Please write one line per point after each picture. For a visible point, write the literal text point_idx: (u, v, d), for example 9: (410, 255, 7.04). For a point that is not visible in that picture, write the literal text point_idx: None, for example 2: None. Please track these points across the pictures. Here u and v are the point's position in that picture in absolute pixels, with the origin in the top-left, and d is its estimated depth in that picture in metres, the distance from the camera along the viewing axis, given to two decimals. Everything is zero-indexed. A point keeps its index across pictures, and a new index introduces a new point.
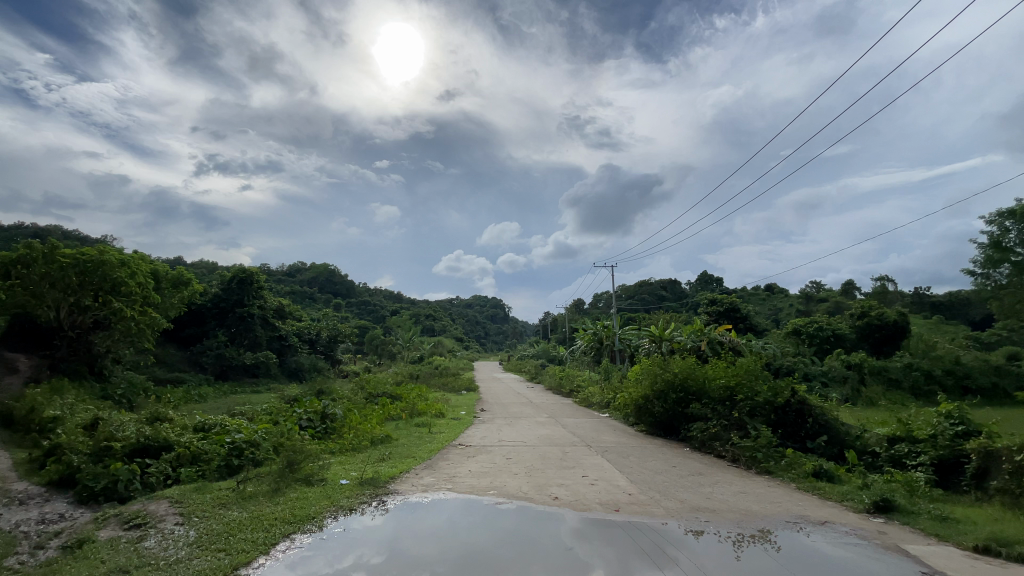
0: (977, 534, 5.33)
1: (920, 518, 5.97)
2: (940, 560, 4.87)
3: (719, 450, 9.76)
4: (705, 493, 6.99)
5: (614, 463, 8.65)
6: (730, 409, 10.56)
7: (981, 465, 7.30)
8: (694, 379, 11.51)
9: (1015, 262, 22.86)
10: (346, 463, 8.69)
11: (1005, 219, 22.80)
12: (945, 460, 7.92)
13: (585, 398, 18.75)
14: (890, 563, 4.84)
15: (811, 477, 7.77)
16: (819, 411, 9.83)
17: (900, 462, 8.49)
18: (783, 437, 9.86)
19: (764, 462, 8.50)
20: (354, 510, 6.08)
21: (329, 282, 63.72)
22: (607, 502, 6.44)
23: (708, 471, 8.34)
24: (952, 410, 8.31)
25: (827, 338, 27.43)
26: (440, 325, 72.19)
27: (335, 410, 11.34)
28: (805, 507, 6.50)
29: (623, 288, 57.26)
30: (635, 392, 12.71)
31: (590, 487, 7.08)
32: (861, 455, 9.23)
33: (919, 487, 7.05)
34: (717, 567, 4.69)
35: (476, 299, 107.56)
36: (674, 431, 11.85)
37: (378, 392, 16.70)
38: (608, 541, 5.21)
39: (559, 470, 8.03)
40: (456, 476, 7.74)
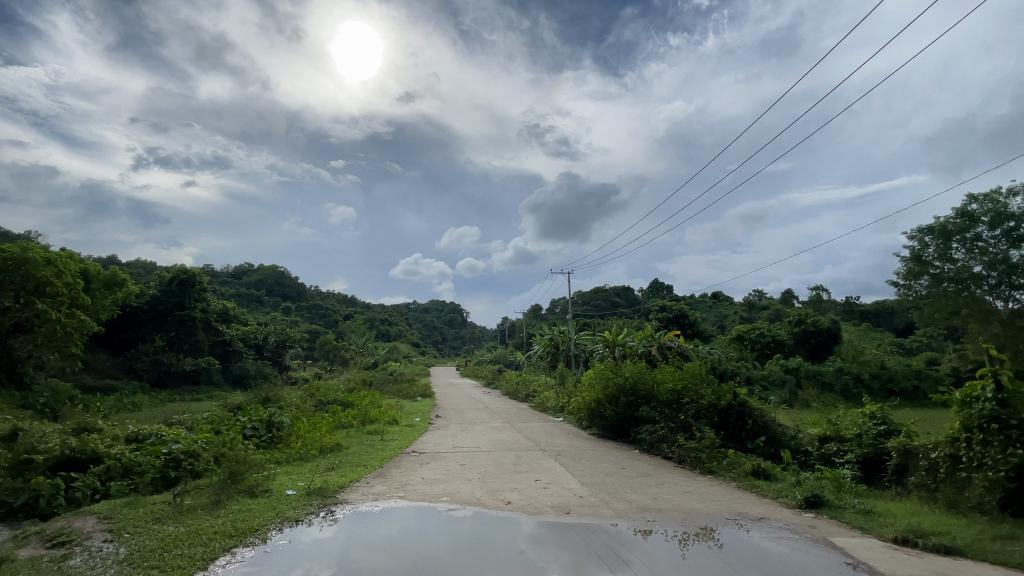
0: (895, 527, 5.78)
1: (845, 511, 6.42)
2: (862, 551, 5.26)
3: (666, 452, 10.11)
4: (652, 493, 7.22)
5: (566, 466, 8.79)
6: (677, 412, 10.94)
7: (900, 462, 7.92)
8: (645, 383, 11.91)
9: (932, 275, 24.86)
10: (292, 473, 8.40)
11: (925, 235, 24.87)
12: (868, 458, 8.53)
13: (541, 403, 18.90)
14: (819, 554, 5.18)
15: (750, 476, 8.17)
16: (758, 413, 10.40)
17: (829, 460, 9.08)
18: (725, 438, 10.33)
19: (707, 462, 8.88)
20: (301, 521, 5.89)
21: (278, 284, 61.24)
22: (558, 505, 6.55)
23: (655, 472, 8.61)
24: (875, 411, 9.01)
25: (768, 344, 28.95)
26: (395, 330, 70.75)
27: (282, 419, 10.92)
28: (744, 504, 6.84)
29: (579, 293, 58.26)
30: (587, 396, 12.95)
31: (542, 491, 7.17)
32: (795, 454, 9.81)
33: (846, 483, 7.58)
34: (665, 565, 4.87)
35: (432, 303, 106.29)
36: (624, 434, 12.16)
37: (327, 399, 16.21)
38: (562, 545, 5.28)
39: (512, 475, 8.07)
40: (409, 483, 7.64)
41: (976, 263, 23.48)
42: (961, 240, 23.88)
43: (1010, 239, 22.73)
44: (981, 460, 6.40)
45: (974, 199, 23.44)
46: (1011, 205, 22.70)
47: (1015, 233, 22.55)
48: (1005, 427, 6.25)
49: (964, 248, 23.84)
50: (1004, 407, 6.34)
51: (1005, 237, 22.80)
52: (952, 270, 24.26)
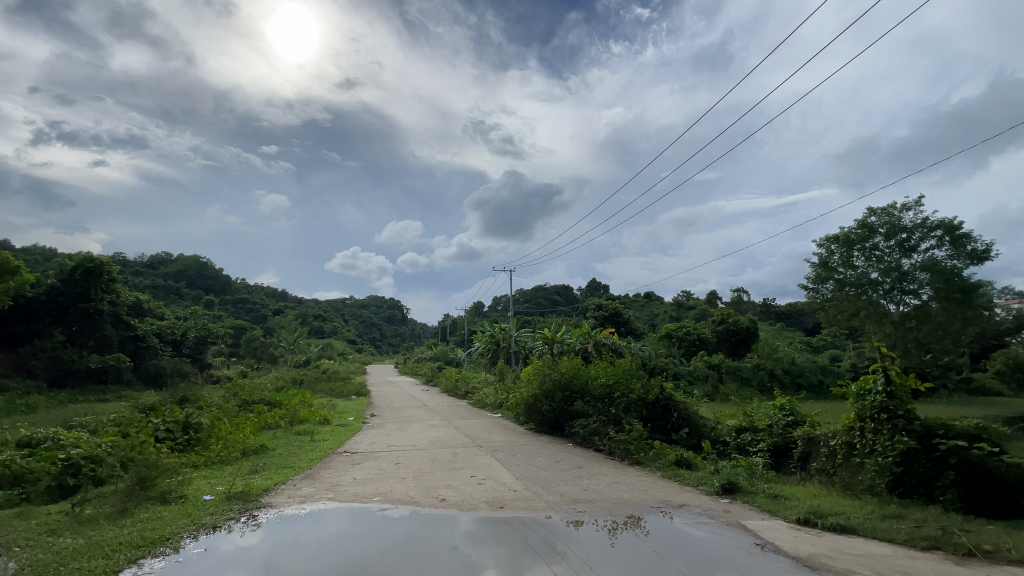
0: (799, 509, 6.34)
1: (756, 496, 6.96)
2: (770, 532, 5.73)
3: (597, 444, 10.47)
4: (583, 485, 7.46)
5: (502, 461, 8.88)
6: (609, 406, 11.37)
7: (804, 449, 8.71)
8: (579, 378, 12.30)
9: (837, 280, 27.20)
10: (211, 477, 7.88)
11: (832, 244, 27.34)
12: (777, 446, 9.29)
13: (478, 400, 18.97)
14: (733, 537, 5.60)
15: (674, 466, 8.64)
16: (683, 406, 11.02)
17: (744, 449, 9.80)
18: (652, 430, 10.88)
19: (635, 454, 9.30)
20: (219, 528, 5.55)
21: (200, 276, 57.07)
22: (493, 499, 6.62)
23: (587, 465, 8.91)
24: (784, 404, 9.86)
25: (694, 341, 30.70)
26: (330, 326, 68.06)
27: (201, 420, 10.19)
28: (667, 492, 7.23)
29: (520, 292, 58.84)
30: (525, 392, 13.13)
31: (477, 487, 7.19)
32: (714, 444, 10.49)
33: (757, 470, 8.24)
34: (597, 555, 5.06)
35: (370, 299, 103.27)
36: (559, 428, 12.44)
37: (253, 399, 15.31)
38: (499, 541, 5.34)
39: (447, 472, 8.04)
40: (339, 484, 7.41)
41: (874, 270, 26.08)
42: (861, 249, 26.44)
43: (902, 249, 25.49)
44: (872, 447, 7.17)
45: (873, 211, 26.09)
46: (903, 218, 25.49)
47: (907, 243, 25.32)
48: (891, 417, 7.05)
49: (863, 256, 26.45)
50: (891, 399, 7.15)
51: (898, 247, 25.57)
52: (853, 275, 26.76)
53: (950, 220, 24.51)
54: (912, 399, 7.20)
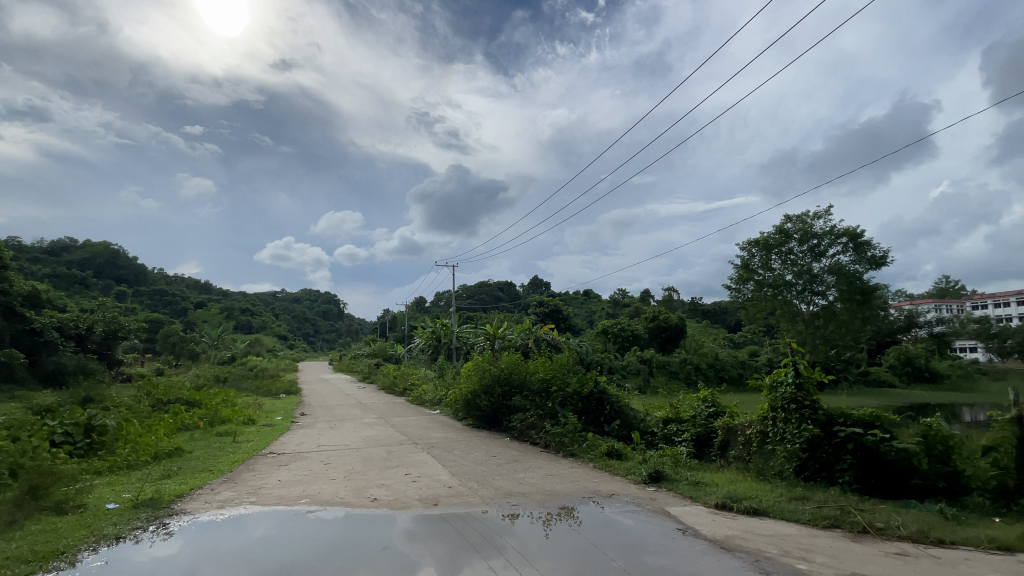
0: (717, 494, 6.77)
1: (680, 483, 7.36)
2: (691, 517, 6.07)
3: (534, 438, 10.65)
4: (518, 478, 7.55)
5: (438, 458, 8.80)
6: (546, 399, 11.58)
7: (724, 438, 9.29)
8: (518, 373, 12.41)
9: (755, 282, 29.24)
10: (116, 483, 7.22)
11: (754, 247, 29.27)
12: (699, 436, 9.87)
13: (415, 396, 18.69)
14: (657, 523, 5.89)
15: (605, 457, 8.94)
16: (615, 399, 11.44)
17: (670, 439, 10.34)
18: (586, 423, 11.20)
19: (569, 446, 9.55)
20: (125, 538, 5.10)
21: (111, 265, 52.06)
22: (426, 497, 6.54)
23: (522, 458, 9.02)
24: (707, 396, 10.48)
25: (627, 337, 31.99)
26: (259, 321, 64.35)
27: (106, 421, 9.30)
28: (598, 483, 7.48)
29: (462, 288, 58.49)
30: (463, 387, 13.09)
31: (411, 485, 7.09)
32: (643, 435, 10.96)
33: (681, 459, 8.72)
34: (532, 547, 5.12)
35: (304, 293, 98.68)
36: (497, 423, 12.53)
37: (168, 399, 14.16)
38: (435, 538, 5.28)
39: (381, 471, 7.85)
40: (263, 487, 7.04)
41: (788, 272, 28.21)
42: (779, 253, 28.51)
43: (813, 254, 27.81)
44: (782, 435, 7.76)
45: (789, 218, 28.23)
46: (815, 226, 27.78)
47: (817, 248, 27.66)
48: (799, 407, 7.68)
49: (780, 260, 28.53)
50: (800, 390, 7.78)
51: (810, 252, 27.86)
52: (771, 277, 28.81)
53: (854, 228, 27.01)
54: (818, 390, 7.86)
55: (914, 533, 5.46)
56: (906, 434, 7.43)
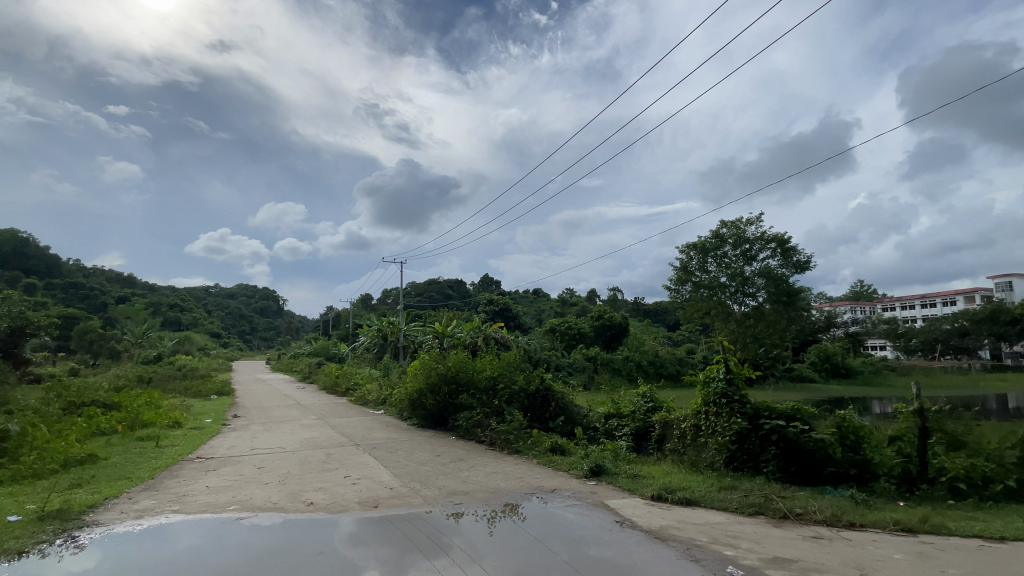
0: (653, 486, 7.05)
1: (619, 476, 7.61)
2: (629, 509, 6.29)
3: (479, 436, 10.66)
4: (462, 476, 7.53)
5: (379, 459, 8.59)
6: (492, 397, 11.61)
7: (661, 432, 9.69)
8: (465, 372, 12.35)
9: (693, 283, 30.66)
10: (18, 494, 6.55)
11: (692, 250, 30.64)
12: (639, 430, 10.25)
13: (358, 396, 18.21)
14: (596, 516, 6.05)
15: (549, 452, 9.08)
16: (560, 396, 11.66)
17: (611, 434, 10.70)
18: (531, 419, 11.35)
19: (514, 443, 9.63)
20: (28, 553, 4.63)
21: (18, 255, 47.04)
22: (366, 499, 6.37)
23: (467, 456, 9.00)
24: (646, 392, 10.89)
25: (574, 335, 32.68)
26: (189, 317, 60.28)
27: (7, 427, 8.39)
28: (541, 478, 7.58)
29: (410, 285, 57.45)
30: (408, 387, 12.87)
31: (350, 487, 6.89)
32: (586, 430, 11.24)
33: (621, 452, 9.02)
34: (478, 545, 5.11)
35: (240, 288, 93.37)
36: (443, 422, 12.43)
37: (82, 401, 12.99)
38: (378, 540, 5.16)
39: (318, 474, 7.58)
40: (188, 494, 6.61)
41: (723, 275, 29.76)
42: (714, 256, 30.01)
43: (745, 258, 29.47)
44: (714, 428, 8.20)
45: (725, 224, 29.77)
46: (748, 231, 29.46)
47: (749, 253, 29.35)
48: (729, 401, 8.17)
49: (715, 263, 29.99)
50: (730, 385, 8.25)
51: (742, 256, 29.51)
52: (707, 279, 30.28)
53: (782, 234, 28.88)
54: (746, 385, 8.36)
55: (829, 517, 5.92)
56: (823, 425, 8.06)
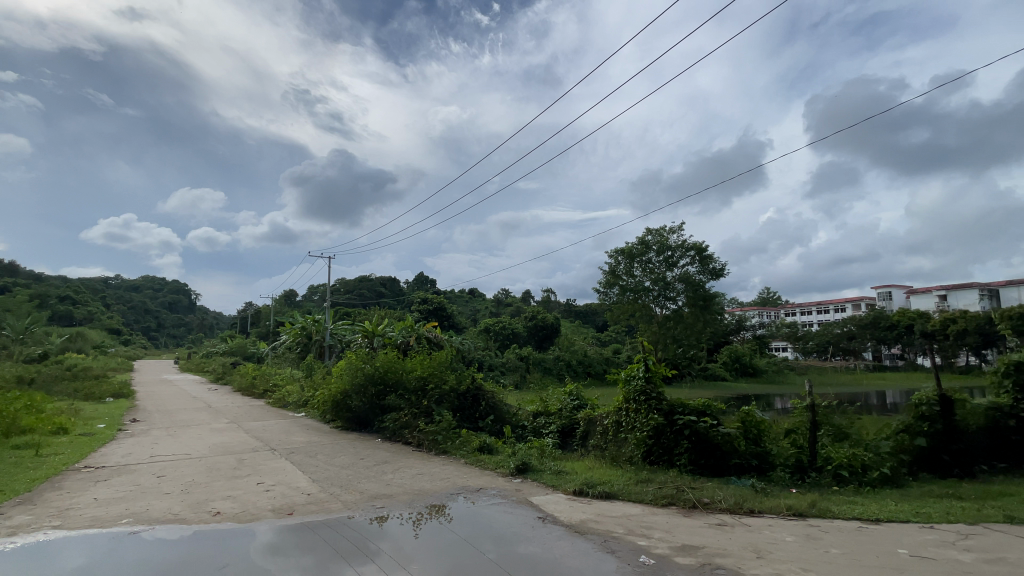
0: (576, 481, 7.29)
1: (543, 473, 7.78)
2: (551, 505, 6.45)
3: (406, 437, 10.45)
4: (386, 479, 7.35)
5: (297, 464, 8.19)
6: (421, 398, 11.44)
7: (585, 429, 10.03)
8: (393, 372, 12.05)
9: (620, 286, 31.95)
10: None
11: (620, 256, 31.91)
12: (565, 427, 10.57)
13: (278, 398, 17.23)
14: (519, 514, 6.14)
15: (476, 452, 9.11)
16: (490, 396, 11.73)
17: (539, 432, 10.94)
18: (460, 419, 11.32)
19: (442, 444, 9.55)
20: None
21: None
22: (280, 506, 6.05)
23: (392, 459, 8.80)
24: (573, 391, 11.22)
25: (507, 335, 32.90)
26: (84, 311, 54.08)
27: None
28: (467, 478, 7.58)
29: (340, 282, 55.23)
30: (332, 388, 12.35)
31: (263, 494, 6.50)
32: (515, 428, 11.41)
33: (547, 450, 9.23)
34: (403, 549, 5.02)
35: (146, 280, 85.07)
36: (368, 424, 12.08)
37: None
38: (297, 548, 4.93)
39: (228, 482, 7.10)
40: (71, 508, 5.93)
41: (647, 279, 31.31)
42: (640, 261, 31.50)
43: (667, 264, 31.17)
44: (633, 424, 8.65)
45: (650, 231, 31.34)
46: (670, 239, 31.23)
47: (671, 259, 31.05)
48: (647, 399, 8.65)
49: (641, 268, 31.50)
50: (649, 383, 8.73)
51: (665, 262, 31.19)
52: (633, 283, 31.70)
53: (700, 243, 30.87)
54: (663, 383, 8.86)
55: (732, 506, 6.42)
56: (730, 420, 8.71)
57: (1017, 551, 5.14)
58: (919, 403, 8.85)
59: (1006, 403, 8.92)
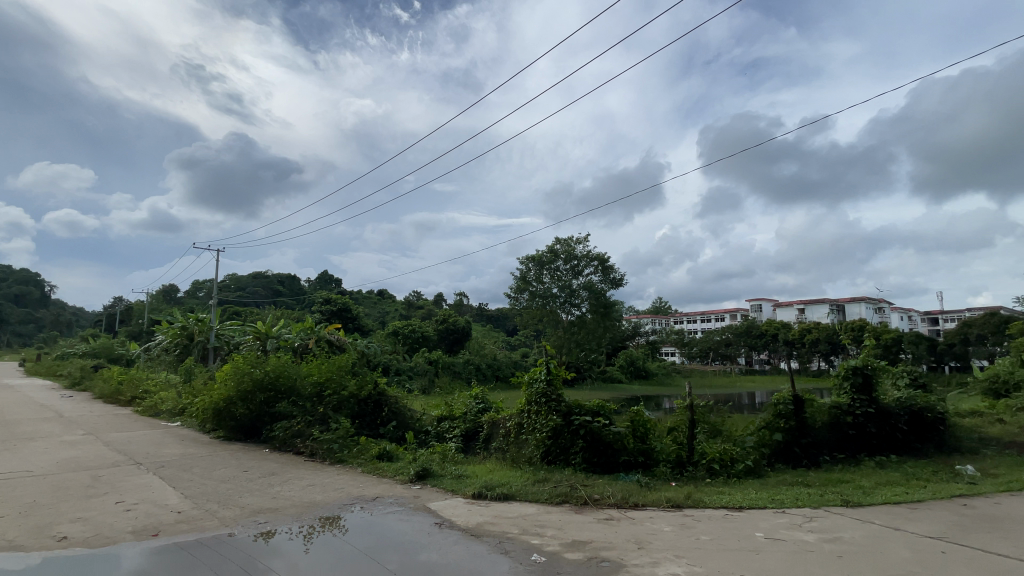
0: (475, 485, 7.36)
1: (444, 478, 7.75)
2: (450, 510, 6.45)
3: (298, 447, 9.82)
4: (272, 492, 6.88)
5: (168, 480, 7.38)
6: (316, 405, 10.86)
7: (488, 432, 10.17)
8: (285, 377, 11.23)
9: (530, 292, 32.82)
10: None
11: (531, 262, 32.75)
12: (468, 431, 10.64)
13: (150, 406, 15.37)
14: (415, 521, 6.05)
15: (375, 460, 8.84)
16: (393, 401, 11.47)
17: (442, 436, 10.91)
18: (360, 426, 10.97)
19: (338, 452, 9.15)
20: None
21: None
22: (144, 528, 5.42)
23: (281, 470, 8.26)
24: (478, 395, 11.35)
25: (416, 339, 32.17)
26: None
27: None
28: (363, 487, 7.34)
29: (230, 278, 50.64)
30: (214, 394, 11.27)
31: (124, 515, 5.77)
32: (417, 434, 11.25)
33: (449, 454, 9.23)
34: (291, 565, 4.73)
35: None
36: (255, 433, 11.21)
37: None
38: (168, 571, 4.47)
39: (78, 502, 6.19)
40: None
41: (555, 286, 32.49)
42: (549, 269, 32.61)
43: (573, 272, 32.58)
44: (534, 425, 8.99)
45: (559, 240, 32.58)
46: (577, 249, 32.69)
47: (577, 268, 32.49)
48: (546, 401, 9.01)
49: (550, 274, 32.63)
50: (550, 385, 9.10)
51: (571, 270, 32.58)
52: (542, 289, 32.72)
53: (604, 254, 32.66)
54: (562, 386, 9.25)
55: (619, 501, 6.88)
56: (621, 420, 9.30)
57: (850, 530, 6.09)
58: (778, 403, 10.13)
59: (845, 402, 10.54)
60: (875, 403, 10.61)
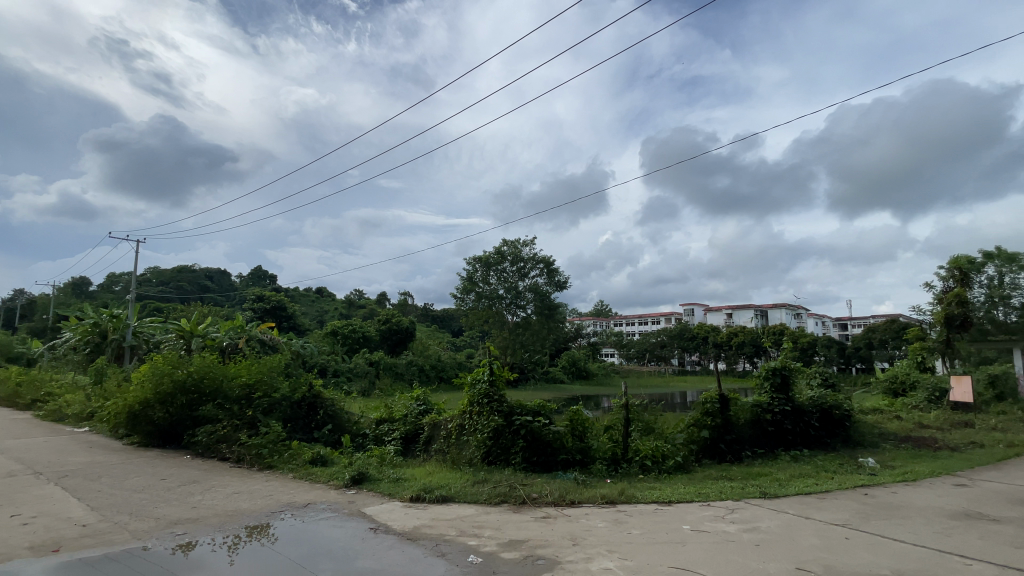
0: (412, 488, 7.26)
1: (381, 482, 7.59)
2: (385, 514, 6.33)
3: (223, 453, 9.28)
4: (193, 502, 6.46)
5: (73, 490, 6.76)
6: (245, 407, 10.29)
7: (428, 434, 10.05)
8: (211, 379, 10.51)
9: (476, 293, 32.76)
10: None
11: (478, 263, 32.71)
12: (408, 433, 10.48)
13: (53, 410, 13.94)
14: (349, 527, 5.89)
15: (308, 465, 8.52)
16: (329, 404, 11.10)
17: (380, 439, 10.68)
18: (292, 430, 10.54)
19: (267, 458, 8.73)
20: None
21: None
22: (44, 543, 4.93)
23: (204, 477, 7.77)
24: (419, 396, 11.21)
25: (357, 339, 31.23)
26: None
27: None
28: (294, 494, 7.03)
29: (150, 271, 46.93)
30: (129, 397, 10.38)
31: (20, 530, 5.22)
32: (354, 438, 10.98)
33: (387, 458, 9.04)
34: None
35: None
36: (175, 438, 10.47)
37: None
38: None
39: None
40: None
41: (500, 287, 32.63)
42: (495, 270, 32.71)
43: (519, 274, 32.89)
44: (475, 426, 9.02)
45: (506, 242, 32.77)
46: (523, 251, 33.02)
47: (523, 270, 32.83)
48: (489, 401, 9.06)
49: (496, 275, 32.74)
50: (492, 386, 9.16)
51: (517, 272, 32.86)
52: (488, 290, 32.74)
53: (549, 257, 33.18)
54: (505, 386, 9.33)
55: (556, 499, 7.02)
56: (560, 420, 9.50)
57: (766, 520, 6.56)
58: (707, 402, 10.72)
59: (765, 401, 11.34)
60: (791, 402, 11.48)
